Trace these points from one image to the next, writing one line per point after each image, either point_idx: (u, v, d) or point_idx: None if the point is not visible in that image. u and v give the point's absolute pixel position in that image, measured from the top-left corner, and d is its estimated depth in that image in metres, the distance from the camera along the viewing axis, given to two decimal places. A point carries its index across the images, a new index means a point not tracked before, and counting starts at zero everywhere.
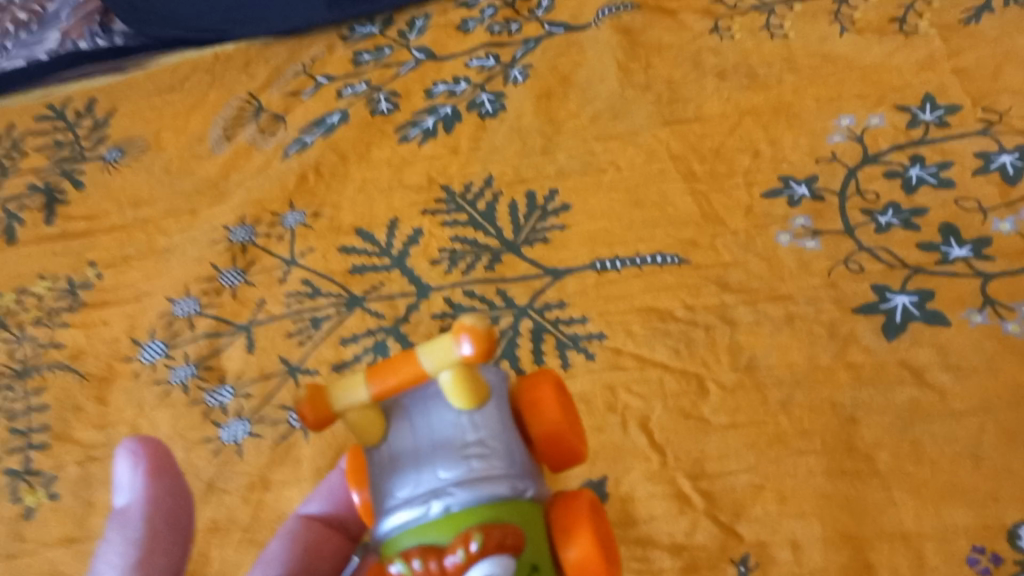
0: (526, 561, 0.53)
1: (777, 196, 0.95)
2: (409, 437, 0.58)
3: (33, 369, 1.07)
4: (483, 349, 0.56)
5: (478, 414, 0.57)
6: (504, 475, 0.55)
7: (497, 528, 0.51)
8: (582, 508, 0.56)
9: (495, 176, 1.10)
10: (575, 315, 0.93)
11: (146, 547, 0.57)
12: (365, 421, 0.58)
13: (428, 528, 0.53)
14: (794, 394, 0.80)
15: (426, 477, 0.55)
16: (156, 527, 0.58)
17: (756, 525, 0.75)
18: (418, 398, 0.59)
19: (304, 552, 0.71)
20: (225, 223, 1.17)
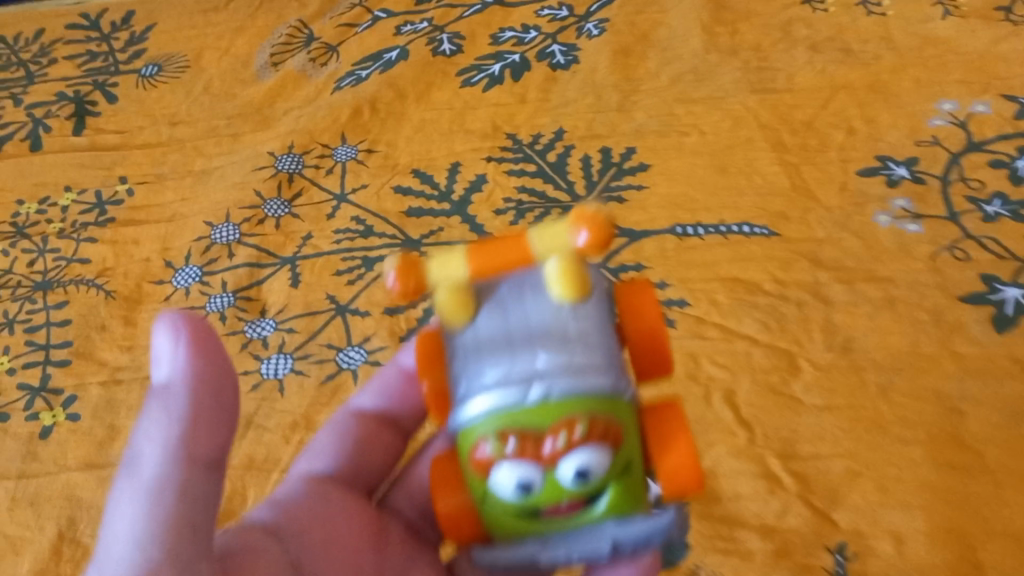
0: (621, 461, 0.47)
1: (875, 175, 0.90)
2: (499, 319, 0.49)
3: (55, 282, 1.01)
4: (603, 241, 0.49)
5: (584, 304, 0.48)
6: (609, 370, 0.47)
7: (601, 421, 0.46)
8: (675, 420, 0.50)
9: (566, 130, 1.03)
10: (653, 280, 0.87)
11: (192, 429, 0.47)
12: (452, 300, 0.49)
13: (520, 414, 0.46)
14: (895, 380, 0.76)
15: (518, 359, 0.46)
16: (202, 407, 0.47)
17: (854, 513, 0.71)
18: (512, 279, 0.50)
19: (356, 448, 0.67)
20: (271, 150, 1.10)
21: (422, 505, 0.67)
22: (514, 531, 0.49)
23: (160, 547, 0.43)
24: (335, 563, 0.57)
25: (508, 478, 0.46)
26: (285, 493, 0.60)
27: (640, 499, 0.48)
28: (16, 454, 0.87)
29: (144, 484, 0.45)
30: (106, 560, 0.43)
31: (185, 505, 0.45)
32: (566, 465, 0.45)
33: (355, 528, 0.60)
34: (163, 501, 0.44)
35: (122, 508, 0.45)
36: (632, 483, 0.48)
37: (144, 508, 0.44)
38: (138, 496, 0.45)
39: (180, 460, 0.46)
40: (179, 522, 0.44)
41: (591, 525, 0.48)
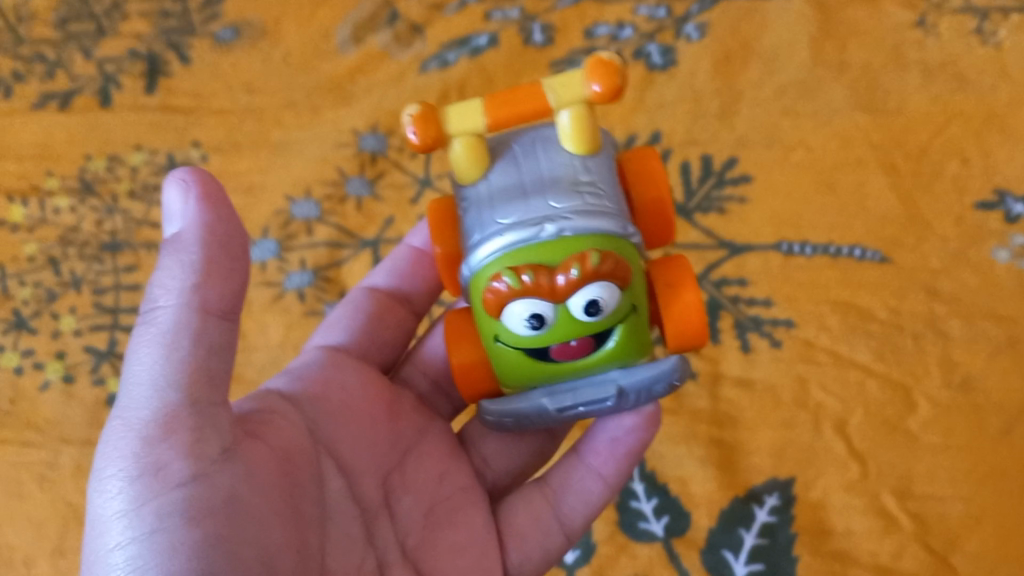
0: (627, 301, 0.54)
1: (991, 210, 0.88)
2: (514, 175, 0.56)
3: (124, 244, 0.98)
4: (613, 93, 0.54)
5: (590, 157, 0.56)
6: (610, 211, 0.54)
7: (610, 260, 0.52)
8: (684, 268, 0.57)
9: (663, 133, 1.01)
10: (758, 297, 0.85)
11: (203, 276, 0.48)
12: (474, 155, 0.56)
13: (536, 249, 0.53)
14: (1017, 424, 0.74)
15: (533, 205, 0.54)
16: (212, 254, 0.49)
17: (972, 561, 0.68)
18: (525, 142, 0.58)
19: (370, 318, 0.69)
20: (354, 127, 1.06)
21: (434, 373, 0.70)
22: (527, 367, 0.56)
23: (180, 391, 0.46)
24: (352, 429, 0.58)
25: (525, 309, 0.52)
26: (302, 365, 0.61)
27: (643, 343, 0.56)
28: (82, 420, 0.83)
29: (158, 330, 0.47)
30: (130, 400, 0.46)
31: (201, 350, 0.47)
32: (579, 297, 0.52)
33: (371, 394, 0.61)
34: (180, 346, 0.46)
35: (140, 353, 0.47)
36: (636, 322, 0.55)
37: (161, 351, 0.46)
38: (154, 341, 0.47)
39: (196, 308, 0.47)
40: (194, 367, 0.47)
41: (599, 364, 0.56)
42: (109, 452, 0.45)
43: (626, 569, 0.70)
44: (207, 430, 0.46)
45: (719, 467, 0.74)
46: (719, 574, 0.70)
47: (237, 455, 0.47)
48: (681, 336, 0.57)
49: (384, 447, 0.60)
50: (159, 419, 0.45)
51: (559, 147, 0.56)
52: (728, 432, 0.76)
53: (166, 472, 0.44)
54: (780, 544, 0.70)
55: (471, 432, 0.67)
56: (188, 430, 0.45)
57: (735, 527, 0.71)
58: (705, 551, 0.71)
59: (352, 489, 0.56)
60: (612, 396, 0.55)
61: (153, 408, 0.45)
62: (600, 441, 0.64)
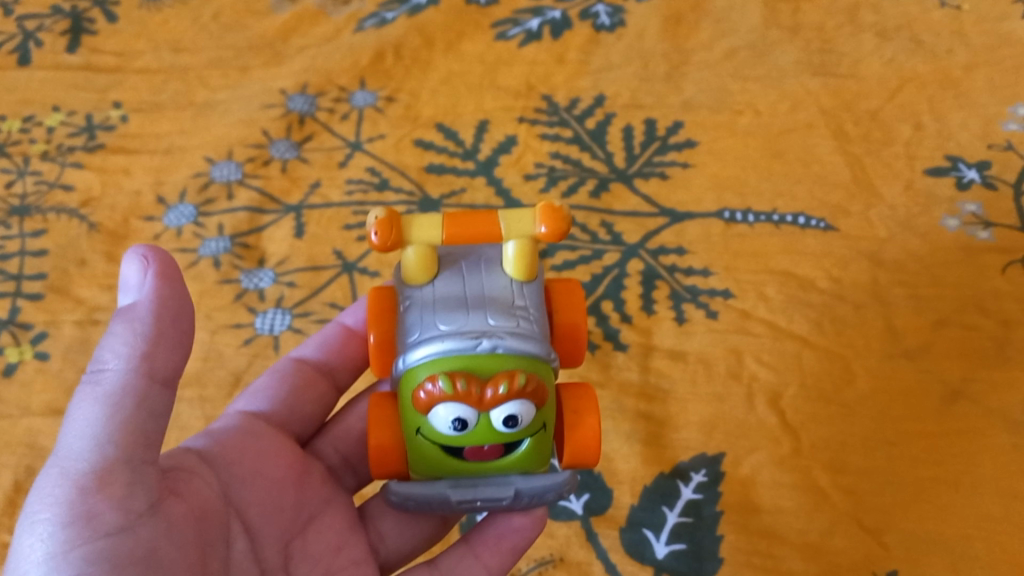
0: (541, 417, 0.48)
1: (943, 176, 0.84)
2: (458, 286, 0.50)
3: (33, 208, 0.91)
4: (561, 235, 0.50)
5: (531, 286, 0.50)
6: (544, 337, 0.49)
7: (535, 380, 0.46)
8: (589, 397, 0.52)
9: (608, 96, 0.96)
10: (696, 266, 0.80)
11: (155, 341, 0.42)
12: (421, 263, 0.50)
13: (468, 360, 0.47)
14: (957, 397, 0.70)
15: (472, 317, 0.48)
16: (164, 323, 0.43)
17: (906, 539, 0.64)
18: (473, 255, 0.51)
19: (292, 391, 0.61)
20: (283, 87, 1.01)
21: (347, 450, 0.62)
22: (439, 463, 0.49)
23: (118, 450, 0.40)
24: (263, 493, 0.51)
25: (448, 414, 0.46)
26: (218, 426, 0.54)
27: (545, 460, 0.50)
28: None
29: (101, 390, 0.41)
30: (63, 454, 0.39)
31: (144, 415, 0.41)
32: (500, 411, 0.46)
33: (285, 460, 0.54)
34: (122, 409, 0.40)
35: (78, 411, 0.40)
36: (545, 438, 0.49)
37: (102, 409, 0.40)
38: (98, 400, 0.40)
39: (143, 372, 0.42)
40: (135, 428, 0.41)
41: (500, 469, 0.50)
42: (34, 505, 0.38)
43: (541, 549, 0.65)
44: (141, 488, 0.40)
45: (645, 442, 0.70)
46: (639, 554, 0.65)
47: (163, 514, 0.41)
48: (576, 461, 0.51)
49: (291, 512, 0.53)
50: (91, 474, 0.39)
51: (501, 269, 0.51)
52: (657, 405, 0.72)
53: (95, 523, 0.38)
54: (705, 522, 0.66)
55: (368, 505, 0.59)
56: (124, 485, 0.39)
57: (658, 504, 0.67)
58: (625, 530, 0.66)
59: (256, 552, 0.49)
60: (509, 501, 0.50)
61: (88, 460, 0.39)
62: (488, 533, 0.57)
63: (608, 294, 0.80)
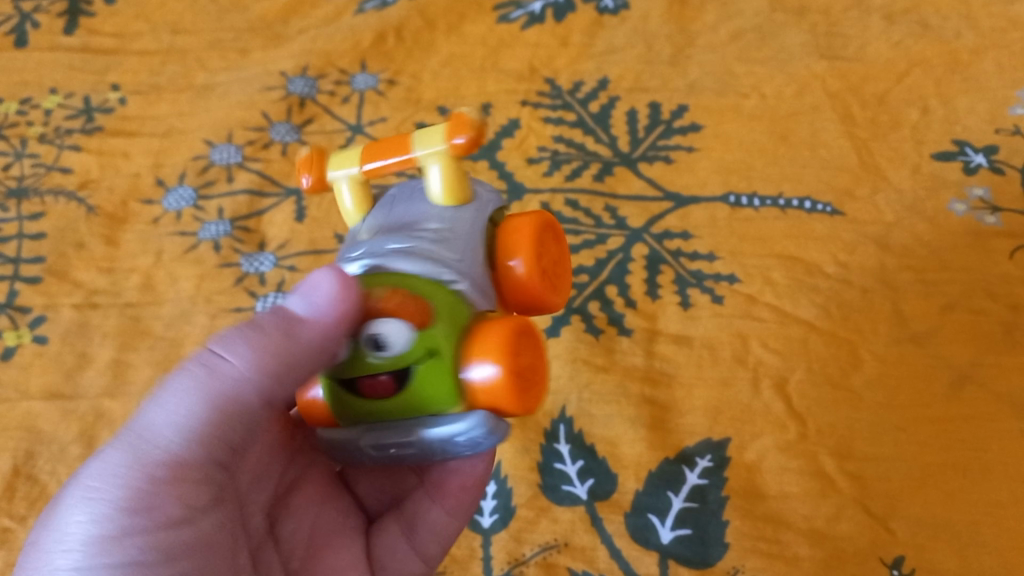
0: (428, 342, 0.42)
1: (950, 160, 0.83)
2: (378, 218, 0.49)
3: (31, 191, 0.90)
4: (472, 146, 0.47)
5: (453, 209, 0.48)
6: (449, 258, 0.45)
7: (405, 294, 0.42)
8: (508, 325, 0.44)
9: (612, 79, 0.95)
10: (701, 250, 0.80)
11: (285, 368, 0.43)
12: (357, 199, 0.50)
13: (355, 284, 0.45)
14: (965, 382, 0.69)
15: (373, 243, 0.47)
16: (311, 355, 0.43)
17: (913, 524, 0.63)
18: (408, 189, 0.51)
19: None
20: (283, 70, 1.00)
21: None
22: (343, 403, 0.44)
23: (194, 448, 0.42)
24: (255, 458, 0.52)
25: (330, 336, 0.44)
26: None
27: (452, 398, 0.42)
28: None
29: (212, 389, 0.42)
30: (150, 427, 0.41)
31: (227, 423, 0.43)
32: (368, 330, 0.42)
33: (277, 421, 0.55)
34: (216, 412, 0.42)
35: (178, 394, 0.41)
36: (442, 372, 0.42)
37: (203, 409, 0.42)
38: (203, 398, 0.42)
39: (258, 389, 0.43)
40: (217, 433, 0.42)
41: (401, 410, 0.43)
42: (100, 465, 0.40)
43: (545, 533, 0.65)
44: (200, 484, 0.42)
45: (650, 427, 0.69)
46: (644, 540, 0.64)
47: (210, 509, 0.43)
48: (488, 400, 0.43)
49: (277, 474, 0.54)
50: (166, 465, 0.41)
51: (428, 197, 0.49)
52: (662, 390, 0.71)
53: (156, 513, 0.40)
54: (711, 507, 0.65)
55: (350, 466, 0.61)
56: (186, 483, 0.41)
57: (662, 489, 0.66)
58: (630, 514, 0.65)
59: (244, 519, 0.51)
60: (407, 446, 0.43)
61: (167, 447, 0.41)
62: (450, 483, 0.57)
63: (612, 278, 0.79)
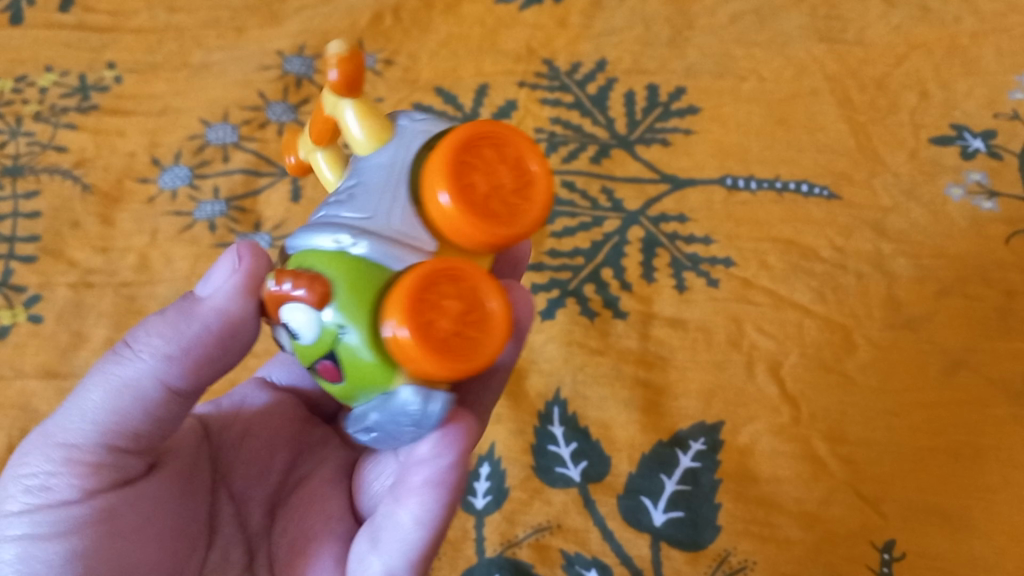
0: (335, 322, 0.39)
1: (947, 145, 0.83)
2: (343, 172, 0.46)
3: (26, 169, 0.89)
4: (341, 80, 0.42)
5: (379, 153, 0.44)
6: (348, 217, 0.41)
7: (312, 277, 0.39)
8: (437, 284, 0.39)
9: (610, 61, 0.94)
10: (697, 234, 0.80)
11: (184, 358, 0.45)
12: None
13: (302, 257, 0.42)
14: (960, 367, 0.69)
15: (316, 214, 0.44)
16: (206, 343, 0.45)
17: (905, 509, 0.63)
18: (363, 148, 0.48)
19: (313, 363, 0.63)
20: (280, 49, 0.99)
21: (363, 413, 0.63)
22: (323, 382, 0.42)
23: (109, 431, 0.44)
24: (250, 457, 0.57)
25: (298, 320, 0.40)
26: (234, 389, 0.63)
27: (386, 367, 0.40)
28: None
29: (117, 376, 0.44)
30: (64, 420, 0.44)
31: (144, 416, 0.45)
32: (305, 320, 0.40)
33: (286, 424, 0.59)
34: (124, 401, 0.44)
35: (94, 382, 0.45)
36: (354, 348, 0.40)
37: (110, 398, 0.44)
38: (110, 382, 0.44)
39: (155, 372, 0.44)
40: (125, 417, 0.44)
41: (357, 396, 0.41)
42: (26, 446, 0.45)
43: (538, 515, 0.65)
44: (116, 465, 0.45)
45: (644, 410, 0.69)
46: (636, 522, 0.65)
47: (125, 492, 0.46)
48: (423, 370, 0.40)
49: (278, 472, 0.57)
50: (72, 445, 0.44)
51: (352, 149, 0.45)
52: (656, 373, 0.71)
53: (59, 492, 0.43)
54: (703, 490, 0.66)
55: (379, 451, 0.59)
56: (96, 465, 0.44)
57: (655, 472, 0.67)
58: (623, 497, 0.66)
59: (239, 515, 0.54)
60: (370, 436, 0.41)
61: (78, 427, 0.44)
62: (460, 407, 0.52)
63: (608, 261, 0.79)
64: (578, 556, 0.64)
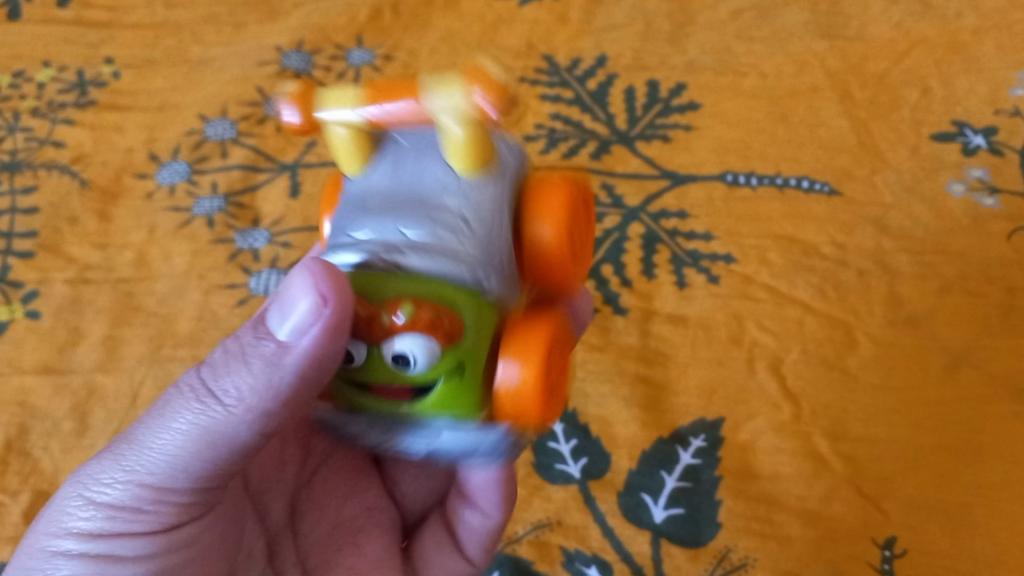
0: (456, 355, 0.39)
1: (948, 141, 0.82)
2: (394, 180, 0.44)
3: (23, 165, 0.89)
4: (497, 114, 0.41)
5: (478, 182, 0.43)
6: (467, 251, 0.41)
7: (443, 312, 0.38)
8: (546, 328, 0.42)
9: (610, 56, 0.94)
10: (698, 230, 0.79)
11: (276, 404, 0.39)
12: (351, 146, 0.44)
13: (392, 281, 0.40)
14: (961, 364, 0.69)
15: (387, 226, 0.42)
16: (300, 391, 0.39)
17: (905, 506, 0.63)
18: (413, 136, 0.45)
19: None
20: (278, 44, 0.99)
21: None
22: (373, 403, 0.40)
23: (189, 477, 0.40)
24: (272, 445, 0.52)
25: (402, 347, 0.37)
26: None
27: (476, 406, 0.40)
28: None
29: (201, 426, 0.39)
30: (141, 454, 0.39)
31: (228, 463, 0.40)
32: (399, 344, 0.37)
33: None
34: (214, 450, 0.39)
35: (173, 417, 0.39)
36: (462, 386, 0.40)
37: (194, 445, 0.39)
38: (195, 431, 0.39)
39: (247, 425, 0.39)
40: (210, 467, 0.40)
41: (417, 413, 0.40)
42: (93, 466, 0.40)
43: (538, 512, 0.65)
44: (190, 508, 0.41)
45: (644, 406, 0.69)
46: (637, 519, 0.64)
47: (192, 535, 0.42)
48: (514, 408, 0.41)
49: (296, 463, 0.53)
50: (151, 486, 0.40)
51: (443, 159, 0.43)
52: (656, 369, 0.71)
53: (130, 532, 0.40)
54: (704, 487, 0.65)
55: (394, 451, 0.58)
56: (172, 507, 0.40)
57: (656, 469, 0.66)
58: (623, 494, 0.65)
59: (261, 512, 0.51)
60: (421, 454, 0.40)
61: (156, 473, 0.39)
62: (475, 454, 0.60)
63: (608, 257, 0.79)
64: (578, 553, 0.63)
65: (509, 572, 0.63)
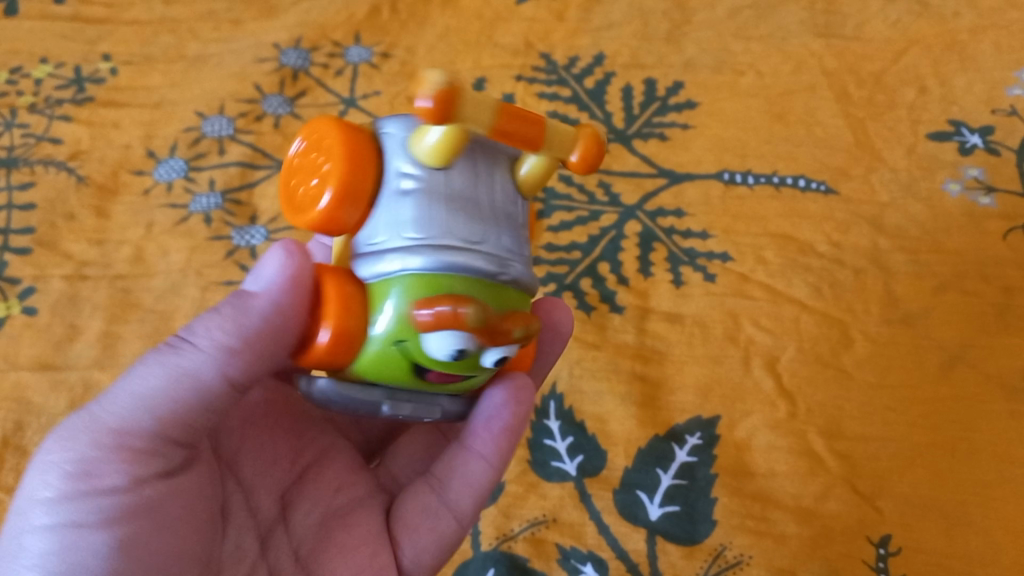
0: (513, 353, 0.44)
1: (946, 140, 0.83)
2: (471, 181, 0.43)
3: (20, 161, 0.89)
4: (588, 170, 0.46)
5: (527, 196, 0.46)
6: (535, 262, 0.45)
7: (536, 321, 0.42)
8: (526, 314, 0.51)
9: (607, 55, 0.94)
10: (694, 229, 0.79)
11: (249, 346, 0.44)
12: (450, 149, 0.42)
13: (484, 287, 0.42)
14: (957, 362, 0.69)
15: (491, 234, 0.43)
16: (264, 337, 0.44)
17: (900, 503, 0.64)
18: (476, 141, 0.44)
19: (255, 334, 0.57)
20: (276, 42, 0.98)
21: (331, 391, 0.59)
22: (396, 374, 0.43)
23: (158, 419, 0.43)
24: (256, 442, 0.53)
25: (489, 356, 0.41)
26: None
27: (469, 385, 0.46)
28: None
29: (176, 365, 0.43)
30: (106, 406, 0.42)
31: (198, 410, 0.44)
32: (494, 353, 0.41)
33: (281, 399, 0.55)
34: (184, 387, 0.43)
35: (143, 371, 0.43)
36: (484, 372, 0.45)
37: (166, 382, 0.43)
38: (170, 372, 0.43)
39: (218, 365, 0.43)
40: (176, 409, 0.43)
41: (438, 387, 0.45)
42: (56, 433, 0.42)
43: (534, 509, 0.65)
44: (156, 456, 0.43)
45: (640, 404, 0.69)
46: (632, 516, 0.64)
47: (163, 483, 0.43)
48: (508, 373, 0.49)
49: (287, 459, 0.54)
50: (118, 433, 0.42)
51: (506, 173, 0.45)
52: (652, 367, 0.71)
53: (97, 479, 0.41)
54: (699, 484, 0.66)
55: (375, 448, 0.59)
56: (140, 453, 0.42)
57: (652, 466, 0.66)
58: (619, 491, 0.65)
59: (248, 501, 0.51)
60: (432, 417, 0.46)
61: (121, 419, 0.42)
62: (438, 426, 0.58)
63: (604, 255, 0.78)
64: (574, 550, 0.63)
65: (505, 569, 0.62)
